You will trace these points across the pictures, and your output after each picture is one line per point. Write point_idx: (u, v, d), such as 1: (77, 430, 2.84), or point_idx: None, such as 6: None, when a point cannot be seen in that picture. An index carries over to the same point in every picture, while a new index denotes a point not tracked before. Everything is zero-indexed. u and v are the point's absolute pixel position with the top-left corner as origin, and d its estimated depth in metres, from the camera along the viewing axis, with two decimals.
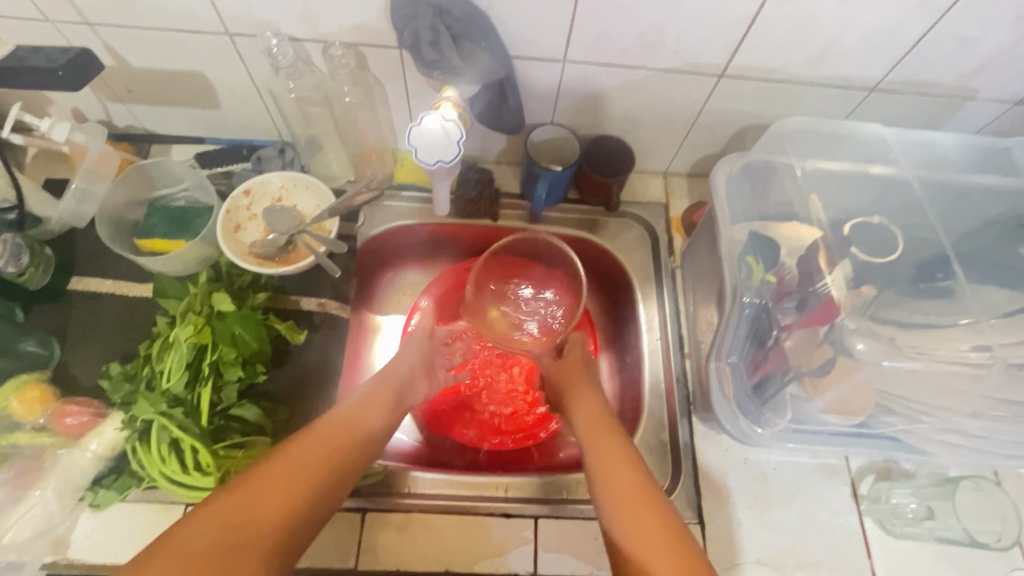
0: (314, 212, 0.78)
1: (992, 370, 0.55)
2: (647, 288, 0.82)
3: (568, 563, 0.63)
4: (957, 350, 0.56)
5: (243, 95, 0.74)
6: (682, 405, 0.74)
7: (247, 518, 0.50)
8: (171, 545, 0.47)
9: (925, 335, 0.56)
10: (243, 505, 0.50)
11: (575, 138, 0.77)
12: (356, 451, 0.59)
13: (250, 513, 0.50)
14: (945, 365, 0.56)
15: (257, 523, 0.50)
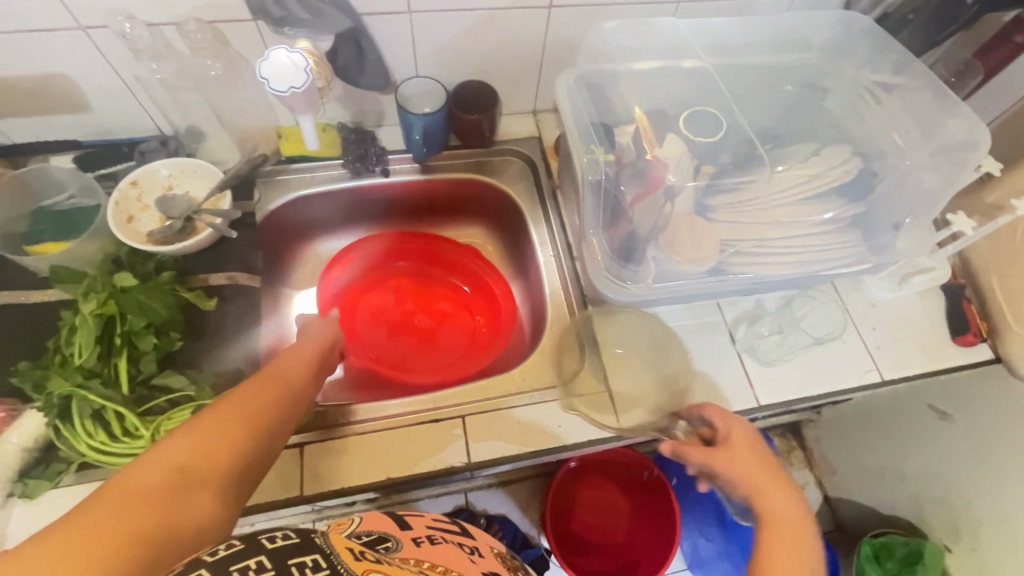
0: (206, 193, 0.81)
1: (780, 195, 0.71)
2: (534, 211, 0.91)
3: (499, 447, 0.70)
4: (757, 195, 0.71)
5: (113, 93, 0.77)
6: (579, 300, 0.83)
7: (215, 454, 0.46)
8: (124, 483, 0.40)
9: (731, 192, 0.70)
10: (205, 444, 0.46)
11: (439, 85, 0.85)
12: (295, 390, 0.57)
13: (204, 448, 0.45)
14: (749, 202, 0.70)
15: (210, 460, 0.45)
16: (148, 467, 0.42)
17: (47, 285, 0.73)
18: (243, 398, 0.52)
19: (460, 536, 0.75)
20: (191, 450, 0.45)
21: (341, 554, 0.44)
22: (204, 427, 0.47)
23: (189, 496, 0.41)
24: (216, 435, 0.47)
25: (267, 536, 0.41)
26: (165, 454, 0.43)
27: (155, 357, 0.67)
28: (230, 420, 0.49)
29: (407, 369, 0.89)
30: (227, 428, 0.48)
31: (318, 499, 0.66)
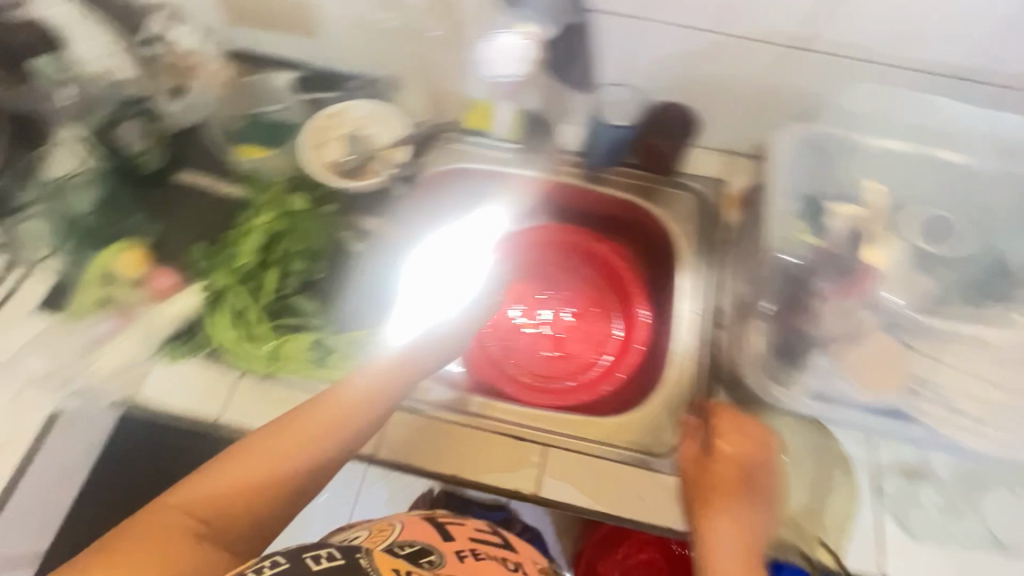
0: (388, 141, 0.85)
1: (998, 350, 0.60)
2: (690, 258, 0.82)
3: (568, 492, 0.66)
4: (964, 343, 0.61)
5: (344, 28, 0.82)
6: (707, 373, 0.74)
7: (257, 473, 0.50)
8: (132, 527, 0.47)
9: (939, 329, 0.62)
10: (240, 465, 0.50)
11: (643, 103, 0.81)
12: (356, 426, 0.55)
13: (253, 473, 0.50)
14: (955, 347, 0.61)
15: (238, 482, 0.50)
16: (170, 516, 0.47)
17: (240, 183, 0.82)
18: (310, 418, 0.53)
19: (506, 550, 0.57)
20: (233, 471, 0.50)
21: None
22: (261, 451, 0.51)
23: (184, 506, 0.48)
24: (268, 458, 0.51)
25: (312, 557, 0.43)
26: (197, 491, 0.49)
27: (299, 280, 0.74)
28: (288, 446, 0.52)
29: (513, 366, 0.87)
30: (284, 451, 0.51)
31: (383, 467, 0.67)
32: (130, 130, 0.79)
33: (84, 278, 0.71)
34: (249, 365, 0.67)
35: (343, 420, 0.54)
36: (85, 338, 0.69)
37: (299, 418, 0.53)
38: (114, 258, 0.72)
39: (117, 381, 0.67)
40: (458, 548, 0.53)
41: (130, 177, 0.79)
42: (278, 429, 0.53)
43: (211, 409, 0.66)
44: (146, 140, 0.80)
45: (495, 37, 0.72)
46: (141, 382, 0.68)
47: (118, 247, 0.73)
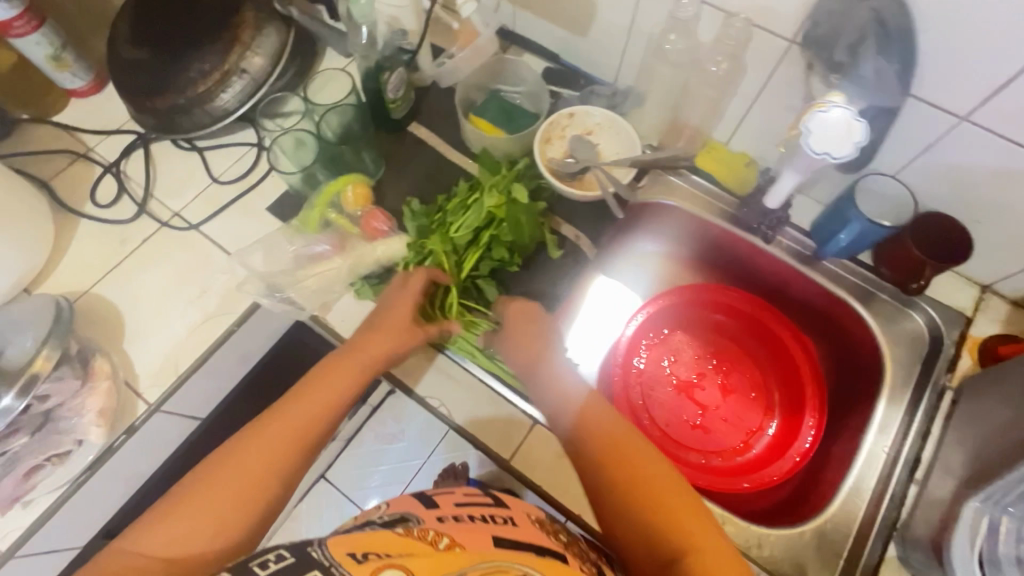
0: (611, 156, 0.84)
1: None
2: (899, 389, 0.72)
3: None
4: None
5: (614, 34, 0.80)
6: (883, 526, 0.66)
7: (233, 488, 0.52)
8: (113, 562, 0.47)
9: None
10: (214, 486, 0.52)
11: (913, 202, 0.69)
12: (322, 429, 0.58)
13: (230, 485, 0.52)
14: None
15: (224, 497, 0.51)
16: (140, 545, 0.48)
17: (462, 153, 0.85)
18: (292, 413, 0.57)
19: (495, 508, 0.57)
20: (202, 492, 0.51)
21: (344, 565, 0.41)
22: (240, 460, 0.53)
23: (172, 527, 0.49)
24: (243, 470, 0.53)
25: (262, 561, 0.42)
26: (164, 523, 0.49)
27: (492, 263, 0.77)
28: (262, 454, 0.54)
29: (650, 421, 0.83)
30: (258, 462, 0.54)
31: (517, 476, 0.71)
32: (393, 80, 0.79)
33: (314, 199, 0.77)
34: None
35: (333, 405, 0.59)
36: (300, 253, 0.75)
37: (258, 432, 0.56)
38: (343, 190, 0.76)
39: (316, 299, 0.74)
40: (441, 513, 0.54)
41: (378, 118, 0.84)
42: (234, 447, 0.54)
43: None
44: (401, 90, 0.81)
45: (828, 109, 0.59)
46: (326, 302, 0.75)
47: (349, 180, 0.77)
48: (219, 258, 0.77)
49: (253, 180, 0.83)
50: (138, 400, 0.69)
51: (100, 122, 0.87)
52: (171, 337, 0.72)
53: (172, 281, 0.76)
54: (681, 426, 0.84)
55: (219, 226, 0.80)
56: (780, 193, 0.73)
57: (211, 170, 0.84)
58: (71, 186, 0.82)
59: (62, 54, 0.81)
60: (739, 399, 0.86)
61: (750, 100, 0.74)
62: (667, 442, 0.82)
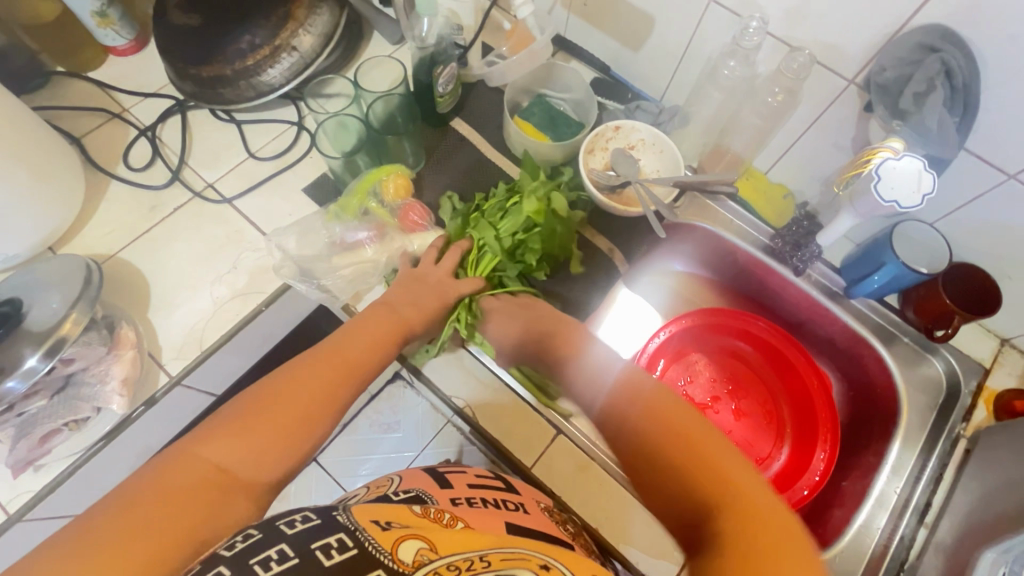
0: (653, 173, 0.84)
1: None
2: (914, 433, 0.73)
3: None
4: None
5: (668, 53, 0.80)
6: (890, 566, 0.67)
7: (290, 409, 0.48)
8: (170, 470, 0.41)
9: None
10: (276, 405, 0.48)
11: (948, 252, 0.70)
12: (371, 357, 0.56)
13: (289, 405, 0.48)
14: None
15: (279, 415, 0.48)
16: (208, 454, 0.43)
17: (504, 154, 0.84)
18: (345, 345, 0.55)
19: (507, 493, 0.59)
20: (266, 412, 0.47)
21: (369, 529, 0.39)
22: (296, 381, 0.50)
23: (233, 443, 0.45)
24: (302, 394, 0.49)
25: (285, 522, 0.39)
26: (228, 438, 0.45)
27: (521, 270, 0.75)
28: (321, 379, 0.51)
29: None
30: (317, 386, 0.51)
31: (536, 482, 0.69)
32: (445, 74, 0.78)
33: (354, 185, 0.76)
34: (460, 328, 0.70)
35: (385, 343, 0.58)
36: (335, 239, 0.74)
37: (313, 361, 0.53)
38: (385, 179, 0.76)
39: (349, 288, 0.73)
40: (454, 495, 0.55)
41: (426, 113, 0.84)
42: (294, 371, 0.51)
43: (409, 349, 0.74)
44: (450, 85, 0.80)
45: (901, 158, 0.60)
46: (358, 292, 0.74)
47: (389, 170, 0.76)
48: (252, 235, 0.76)
49: (292, 159, 0.82)
50: (161, 371, 0.68)
51: (138, 83, 0.85)
52: (198, 310, 0.71)
53: (203, 253, 0.75)
54: None
55: (254, 203, 0.79)
56: (836, 233, 0.73)
57: (249, 144, 0.82)
58: (104, 145, 0.81)
59: (108, 10, 0.79)
60: (753, 426, 0.87)
61: (798, 134, 0.75)
62: None
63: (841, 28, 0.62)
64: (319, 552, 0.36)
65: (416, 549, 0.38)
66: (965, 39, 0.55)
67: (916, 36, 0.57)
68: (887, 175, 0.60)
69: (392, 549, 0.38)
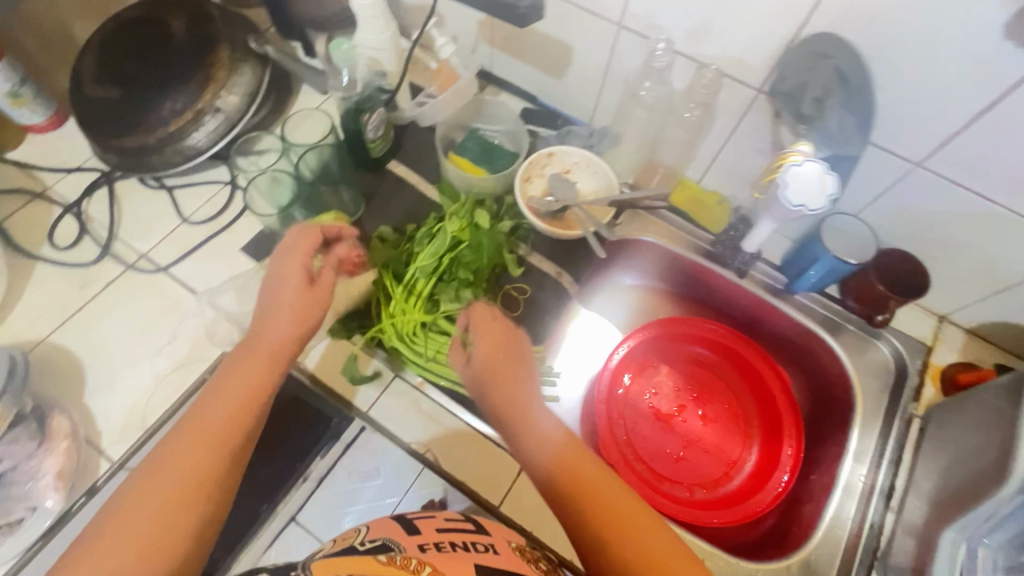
0: (590, 194, 0.86)
1: None
2: (871, 419, 0.75)
3: None
4: None
5: (590, 78, 0.83)
6: (863, 553, 0.68)
7: (151, 501, 0.48)
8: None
9: None
10: (139, 503, 0.48)
11: (875, 240, 0.73)
12: (233, 423, 0.53)
13: (154, 500, 0.48)
14: None
15: (143, 510, 0.47)
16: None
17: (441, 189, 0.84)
18: (207, 415, 0.53)
19: (477, 535, 0.56)
20: (138, 519, 0.47)
21: None
22: (162, 474, 0.49)
23: (100, 559, 0.45)
24: (162, 494, 0.48)
25: None
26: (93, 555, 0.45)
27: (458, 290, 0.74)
28: (184, 464, 0.50)
29: (635, 458, 0.83)
30: (189, 468, 0.50)
31: (506, 520, 0.67)
32: (372, 120, 0.79)
33: None
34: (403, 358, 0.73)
35: (255, 396, 0.55)
36: None
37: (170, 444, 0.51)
38: (322, 228, 0.73)
39: None
40: (423, 540, 0.53)
41: (357, 157, 0.83)
42: (157, 460, 0.51)
43: (363, 402, 0.72)
44: (380, 130, 0.81)
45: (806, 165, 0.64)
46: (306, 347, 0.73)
47: (326, 218, 0.75)
48: (189, 301, 0.74)
49: (226, 220, 0.81)
50: (101, 458, 0.65)
51: (60, 160, 0.83)
52: (138, 388, 0.69)
53: (139, 326, 0.72)
54: (665, 455, 0.85)
55: (190, 268, 0.77)
56: (758, 238, 0.76)
57: (181, 210, 0.81)
58: (28, 227, 0.78)
59: (21, 91, 0.77)
60: (720, 428, 0.87)
61: (720, 143, 0.78)
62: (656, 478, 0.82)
63: (740, 43, 0.65)
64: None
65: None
66: (853, 45, 0.59)
67: (807, 44, 0.60)
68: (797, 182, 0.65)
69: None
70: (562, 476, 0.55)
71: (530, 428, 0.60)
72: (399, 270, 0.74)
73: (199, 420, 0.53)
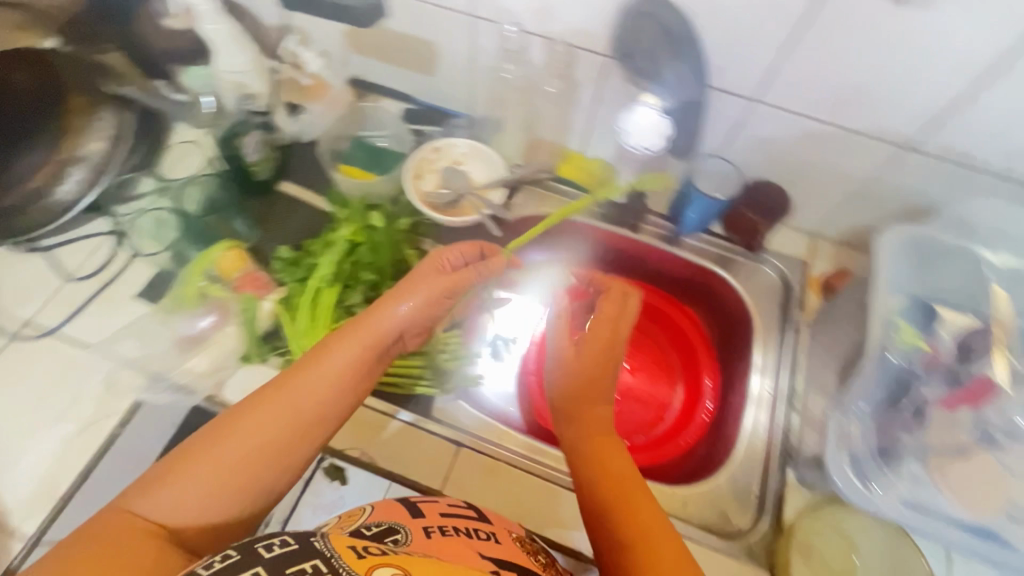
0: (484, 180, 0.88)
1: None
2: (768, 335, 0.82)
3: None
4: None
5: (460, 71, 0.86)
6: (780, 454, 0.73)
7: (227, 468, 0.44)
8: (98, 529, 0.40)
9: None
10: (212, 459, 0.44)
11: (739, 175, 0.81)
12: (333, 395, 0.50)
13: (223, 465, 0.44)
14: None
15: (214, 467, 0.44)
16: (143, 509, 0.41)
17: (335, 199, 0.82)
18: (303, 385, 0.49)
19: (479, 523, 0.57)
20: (226, 461, 0.44)
21: (344, 556, 0.41)
22: (253, 421, 0.46)
23: (173, 491, 0.42)
24: (253, 442, 0.45)
25: (264, 546, 0.41)
26: (160, 492, 0.42)
27: (366, 292, 0.74)
28: (275, 417, 0.47)
29: None
30: (283, 424, 0.47)
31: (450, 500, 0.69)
32: (250, 143, 0.81)
33: (187, 273, 0.73)
34: None
35: (351, 374, 0.51)
36: (179, 335, 0.71)
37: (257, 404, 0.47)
38: (217, 257, 0.73)
39: (208, 380, 0.69)
40: (426, 524, 0.54)
41: (239, 184, 0.82)
42: (238, 416, 0.46)
43: None
44: (260, 152, 0.82)
45: (635, 111, 0.77)
46: (221, 381, 0.70)
47: (220, 246, 0.74)
48: (87, 358, 0.71)
49: (114, 270, 0.77)
50: (13, 536, 0.61)
51: None
52: (43, 457, 0.65)
53: (36, 394, 0.69)
54: None
55: (81, 325, 0.73)
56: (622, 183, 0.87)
57: (63, 268, 0.77)
58: None
59: None
60: (647, 374, 0.91)
61: (589, 111, 0.83)
62: None
63: (579, 15, 0.70)
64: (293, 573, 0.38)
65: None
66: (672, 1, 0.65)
67: (635, 7, 0.66)
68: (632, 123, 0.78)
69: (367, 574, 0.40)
70: (571, 422, 0.58)
71: (586, 384, 0.59)
72: (301, 283, 0.74)
73: (305, 375, 0.50)
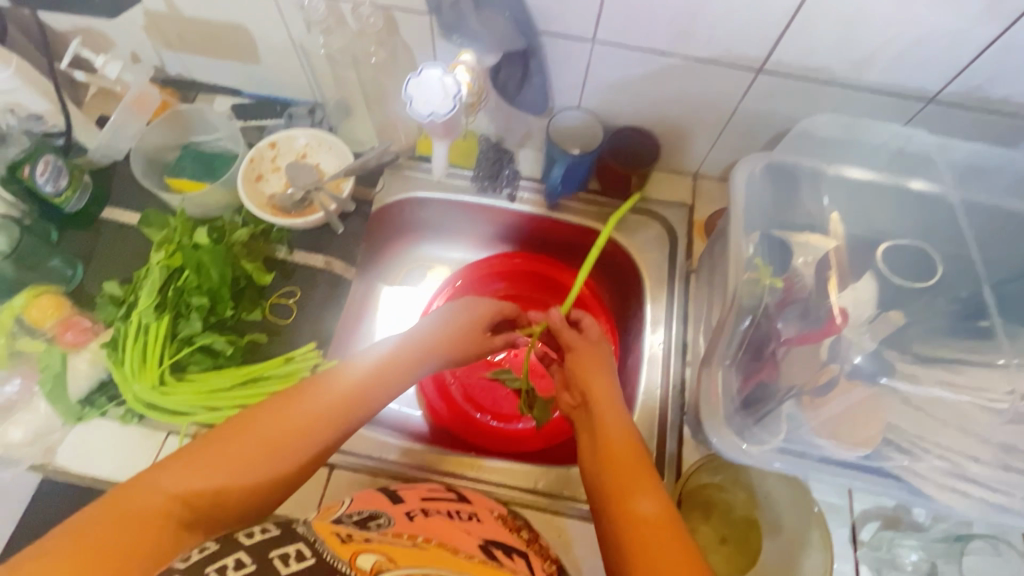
0: (333, 171, 0.80)
1: None
2: (658, 290, 0.78)
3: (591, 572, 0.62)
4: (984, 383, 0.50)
5: (283, 53, 0.76)
6: (675, 413, 0.70)
7: (254, 449, 0.46)
8: (124, 498, 0.41)
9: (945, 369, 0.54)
10: (243, 442, 0.46)
11: (599, 126, 0.75)
12: (361, 405, 0.52)
13: (260, 444, 0.46)
14: None
15: (250, 446, 0.46)
16: (169, 485, 0.42)
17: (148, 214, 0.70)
18: (332, 387, 0.51)
19: (460, 503, 0.55)
20: (260, 445, 0.46)
21: (329, 541, 0.39)
22: (287, 413, 0.49)
23: (204, 467, 0.44)
24: (288, 431, 0.47)
25: (244, 533, 0.38)
26: (195, 468, 0.44)
27: (204, 318, 0.67)
28: (306, 415, 0.49)
29: (477, 410, 0.83)
30: (311, 419, 0.49)
31: None
32: (44, 170, 0.68)
33: None
34: (158, 416, 0.64)
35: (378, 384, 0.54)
36: None
37: (290, 401, 0.49)
38: (28, 306, 0.64)
39: (34, 448, 0.62)
40: (410, 507, 0.52)
41: (46, 218, 0.72)
42: (275, 406, 0.49)
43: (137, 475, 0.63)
44: (63, 179, 0.70)
45: (420, 73, 0.63)
46: (51, 446, 0.63)
47: (26, 295, 0.64)
48: None
49: None
50: None
51: None
52: None
53: None
54: (504, 393, 0.84)
55: None
56: (438, 160, 0.75)
57: None
58: None
59: None
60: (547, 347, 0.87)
61: None
62: (505, 421, 0.82)
63: None
64: (276, 559, 0.35)
65: (372, 562, 0.38)
66: None
67: None
68: (414, 86, 0.63)
69: (348, 560, 0.37)
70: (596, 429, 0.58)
71: (586, 367, 0.62)
72: (124, 322, 0.65)
73: (333, 380, 0.52)
